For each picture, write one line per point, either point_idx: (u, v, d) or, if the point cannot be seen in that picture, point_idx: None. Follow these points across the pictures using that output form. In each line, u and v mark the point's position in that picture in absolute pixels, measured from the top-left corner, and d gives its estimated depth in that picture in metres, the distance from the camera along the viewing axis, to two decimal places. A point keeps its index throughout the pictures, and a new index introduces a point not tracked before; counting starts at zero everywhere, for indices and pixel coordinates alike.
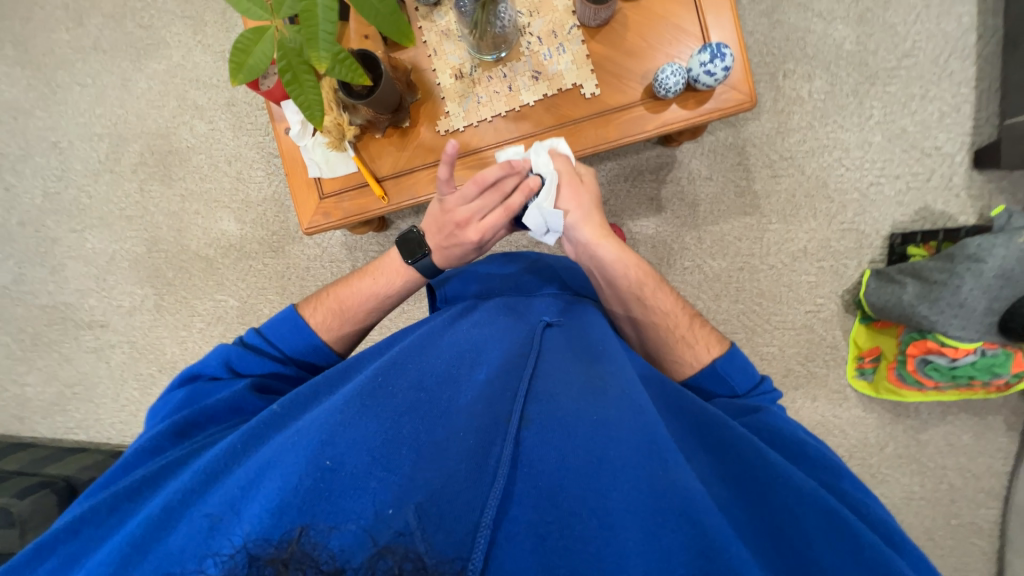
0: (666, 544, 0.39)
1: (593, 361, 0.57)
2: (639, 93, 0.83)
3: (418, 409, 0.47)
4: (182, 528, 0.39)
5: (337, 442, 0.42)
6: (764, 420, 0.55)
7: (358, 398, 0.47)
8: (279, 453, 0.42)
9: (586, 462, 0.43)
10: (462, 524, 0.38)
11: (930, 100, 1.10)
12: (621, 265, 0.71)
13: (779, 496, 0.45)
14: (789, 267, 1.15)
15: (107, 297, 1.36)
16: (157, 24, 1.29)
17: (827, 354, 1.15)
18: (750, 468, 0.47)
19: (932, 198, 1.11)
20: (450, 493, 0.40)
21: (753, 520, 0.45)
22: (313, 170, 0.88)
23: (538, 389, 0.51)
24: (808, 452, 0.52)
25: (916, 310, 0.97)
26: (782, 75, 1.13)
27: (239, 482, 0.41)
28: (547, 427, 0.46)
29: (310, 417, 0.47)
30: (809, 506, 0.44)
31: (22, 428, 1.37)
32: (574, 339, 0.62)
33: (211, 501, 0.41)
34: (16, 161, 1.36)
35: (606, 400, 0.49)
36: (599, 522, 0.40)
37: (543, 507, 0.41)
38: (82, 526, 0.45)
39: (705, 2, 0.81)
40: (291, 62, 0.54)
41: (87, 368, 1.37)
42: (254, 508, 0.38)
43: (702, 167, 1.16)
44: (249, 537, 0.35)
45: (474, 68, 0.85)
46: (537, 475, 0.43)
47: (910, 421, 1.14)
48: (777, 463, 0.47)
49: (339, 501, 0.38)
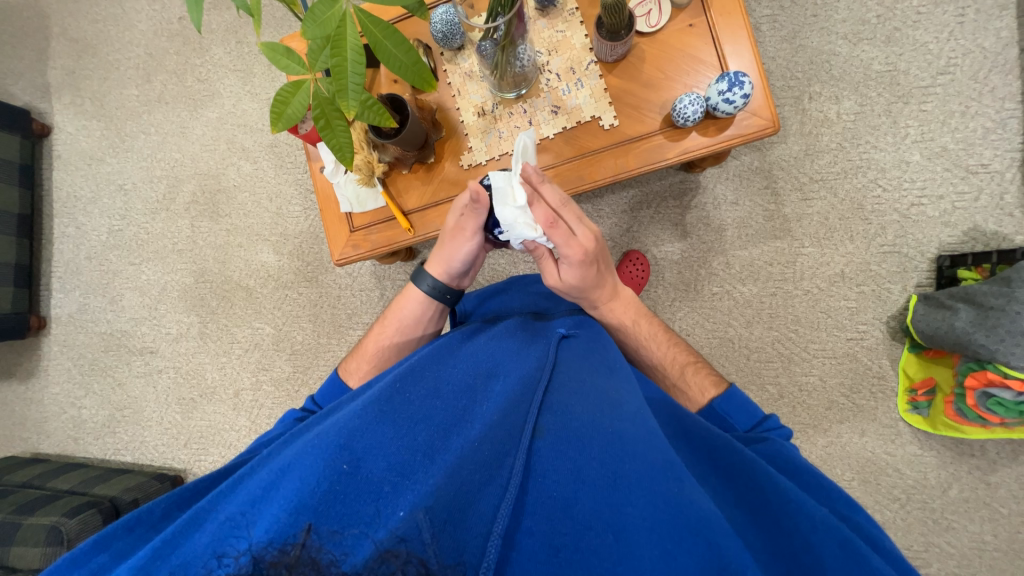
0: (683, 565, 0.36)
1: (609, 377, 0.56)
2: (657, 122, 0.84)
3: (433, 416, 0.47)
4: (205, 529, 0.39)
5: (354, 446, 0.42)
6: (776, 449, 0.52)
7: (376, 403, 0.47)
8: (301, 455, 0.42)
9: (601, 475, 0.41)
10: (473, 536, 0.37)
11: (971, 116, 1.05)
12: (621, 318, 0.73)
13: (790, 519, 0.41)
14: (826, 291, 1.10)
15: (157, 325, 1.45)
16: (212, 78, 1.43)
17: (874, 385, 1.08)
18: (758, 491, 0.45)
19: (982, 217, 1.04)
20: (462, 502, 0.39)
21: (763, 542, 0.41)
22: (345, 206, 0.93)
23: (552, 401, 0.50)
24: (823, 485, 0.48)
25: (972, 338, 0.89)
26: (807, 98, 1.11)
27: (260, 483, 0.41)
28: (563, 439, 0.45)
29: (331, 422, 0.47)
30: (824, 534, 0.40)
31: (77, 449, 1.46)
32: (590, 353, 0.62)
33: (236, 501, 0.40)
34: (87, 203, 1.51)
35: (621, 414, 0.48)
36: (615, 538, 0.37)
37: (557, 518, 0.39)
38: (137, 525, 0.44)
39: (721, 33, 0.82)
40: (325, 111, 0.58)
41: (136, 393, 1.45)
42: (273, 508, 0.37)
43: (727, 191, 1.14)
44: (267, 534, 0.34)
45: (496, 105, 0.89)
46: (552, 486, 0.41)
47: (976, 461, 1.03)
48: (783, 484, 0.44)
49: (352, 503, 0.37)
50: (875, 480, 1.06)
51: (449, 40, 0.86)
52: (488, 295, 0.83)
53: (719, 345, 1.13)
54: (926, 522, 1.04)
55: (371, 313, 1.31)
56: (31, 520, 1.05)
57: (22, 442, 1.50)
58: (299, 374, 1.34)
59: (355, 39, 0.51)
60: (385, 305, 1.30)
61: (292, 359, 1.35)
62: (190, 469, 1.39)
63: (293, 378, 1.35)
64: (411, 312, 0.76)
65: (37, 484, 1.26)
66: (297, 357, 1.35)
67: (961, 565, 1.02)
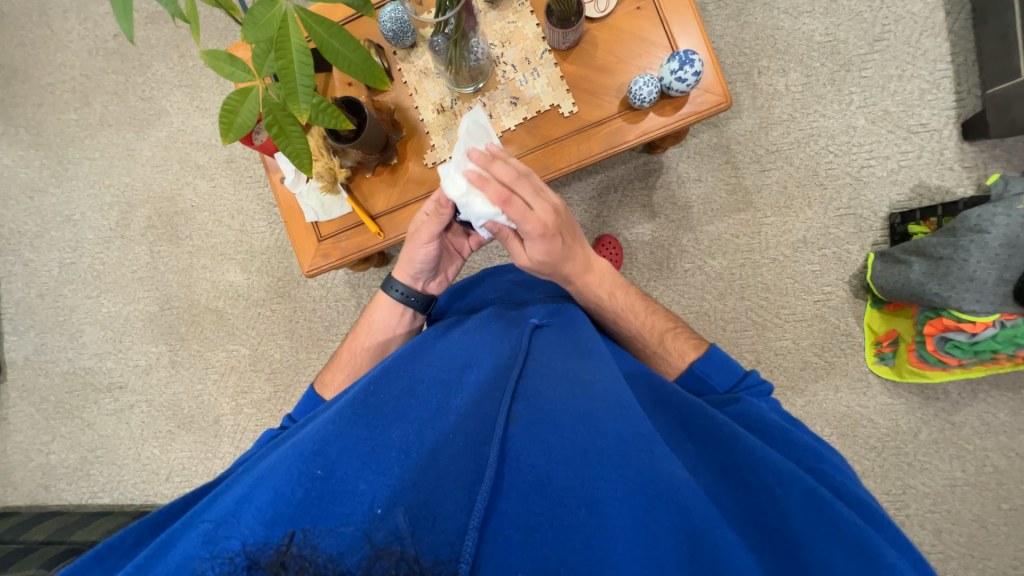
0: (654, 531, 0.37)
1: (583, 358, 0.57)
2: (615, 106, 0.85)
3: (408, 414, 0.46)
4: (177, 549, 0.37)
5: (328, 451, 0.41)
6: (747, 409, 0.53)
7: (351, 406, 0.47)
8: (274, 466, 0.41)
9: (574, 454, 0.41)
10: (448, 526, 0.36)
11: (908, 79, 1.11)
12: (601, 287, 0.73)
13: (757, 476, 0.43)
14: (791, 258, 1.14)
15: (124, 358, 1.39)
16: (157, 95, 1.37)
17: (843, 342, 1.13)
18: (728, 453, 0.46)
19: (926, 174, 1.10)
20: (439, 494, 0.39)
21: (735, 501, 0.43)
22: (310, 215, 0.91)
23: (526, 387, 0.50)
24: (790, 437, 0.50)
25: (926, 288, 0.95)
26: (756, 73, 1.15)
27: (234, 498, 0.40)
28: (537, 423, 0.45)
29: (305, 431, 0.46)
30: (788, 486, 0.42)
31: (49, 497, 1.39)
32: (563, 337, 0.63)
33: (210, 517, 0.39)
34: (33, 238, 1.43)
35: (594, 393, 0.48)
36: (587, 511, 0.38)
37: (533, 500, 0.39)
38: (107, 554, 0.42)
39: (669, 14, 0.84)
40: (276, 117, 0.57)
41: (108, 431, 1.39)
42: (248, 519, 0.37)
43: (689, 169, 1.17)
44: (244, 546, 0.34)
45: (454, 101, 0.89)
46: (526, 469, 0.41)
47: (941, 403, 1.10)
48: (751, 444, 0.45)
49: (328, 506, 0.37)
50: (852, 432, 1.11)
51: (401, 39, 0.85)
52: (465, 291, 0.82)
53: (695, 319, 1.16)
54: (902, 466, 1.10)
55: (349, 323, 1.28)
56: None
57: None
58: (281, 393, 1.31)
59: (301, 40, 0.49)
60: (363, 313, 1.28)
61: (272, 379, 1.32)
62: None
63: (275, 397, 1.31)
64: (383, 316, 0.76)
65: (9, 539, 1.19)
66: (276, 376, 1.31)
67: (936, 503, 1.08)
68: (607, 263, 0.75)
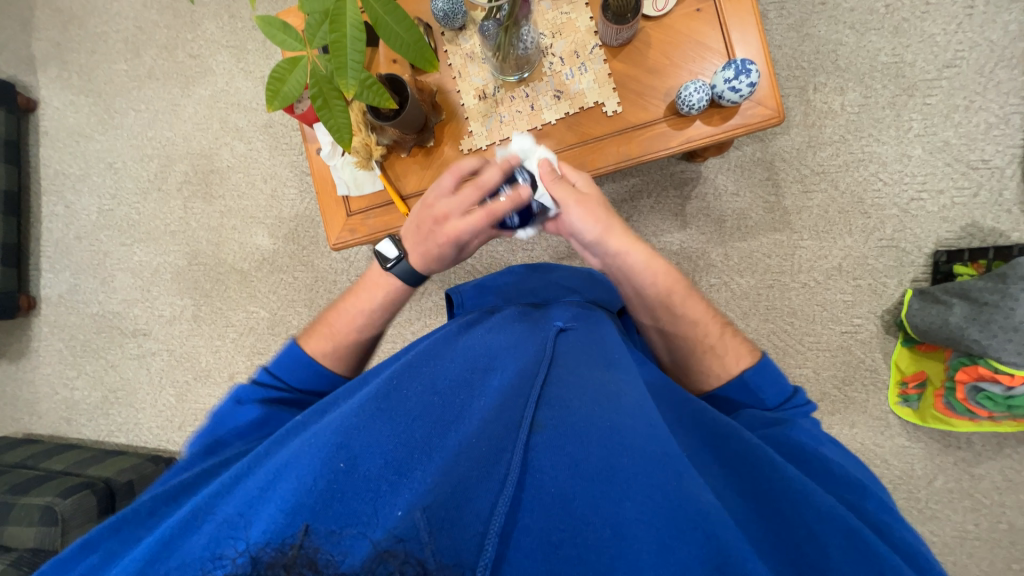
0: (682, 559, 0.36)
1: (607, 368, 0.56)
2: (661, 110, 0.83)
3: (430, 413, 0.47)
4: (202, 531, 0.38)
5: (351, 444, 0.42)
6: (784, 436, 0.52)
7: (373, 400, 0.47)
8: (298, 454, 0.42)
9: (598, 471, 0.41)
10: (470, 537, 0.37)
11: (975, 111, 1.04)
12: (648, 271, 0.69)
13: (795, 510, 0.42)
14: (822, 285, 1.10)
15: (150, 307, 1.44)
16: (205, 54, 1.39)
17: (866, 378, 1.09)
18: (763, 480, 0.45)
19: (980, 214, 1.04)
20: (460, 499, 0.39)
21: (767, 534, 0.42)
22: (342, 189, 0.91)
23: (549, 395, 0.50)
24: (832, 470, 0.48)
25: (965, 333, 0.90)
26: (812, 89, 1.10)
27: (258, 481, 0.41)
28: (560, 434, 0.45)
29: (328, 420, 0.47)
30: (828, 524, 0.40)
31: (70, 430, 1.46)
32: (588, 341, 0.63)
33: (235, 497, 0.41)
34: (76, 181, 1.47)
35: (619, 407, 0.48)
36: (612, 532, 0.38)
37: (556, 514, 0.39)
38: (123, 526, 0.44)
39: (729, 19, 0.81)
40: (322, 90, 0.57)
41: (129, 375, 1.45)
42: (270, 508, 0.37)
43: (728, 182, 1.14)
44: (264, 535, 0.34)
45: (497, 89, 0.87)
46: (550, 481, 0.41)
47: (962, 453, 1.06)
48: (793, 476, 0.44)
49: (351, 502, 0.38)
50: None
51: (450, 20, 0.84)
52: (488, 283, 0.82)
53: None
54: (911, 511, 1.07)
55: None
56: (26, 500, 1.06)
57: (14, 423, 1.49)
58: None
59: (354, 14, 0.48)
60: None
61: None
62: None
63: None
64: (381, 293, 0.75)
65: (30, 464, 1.25)
66: None
67: (942, 553, 1.05)
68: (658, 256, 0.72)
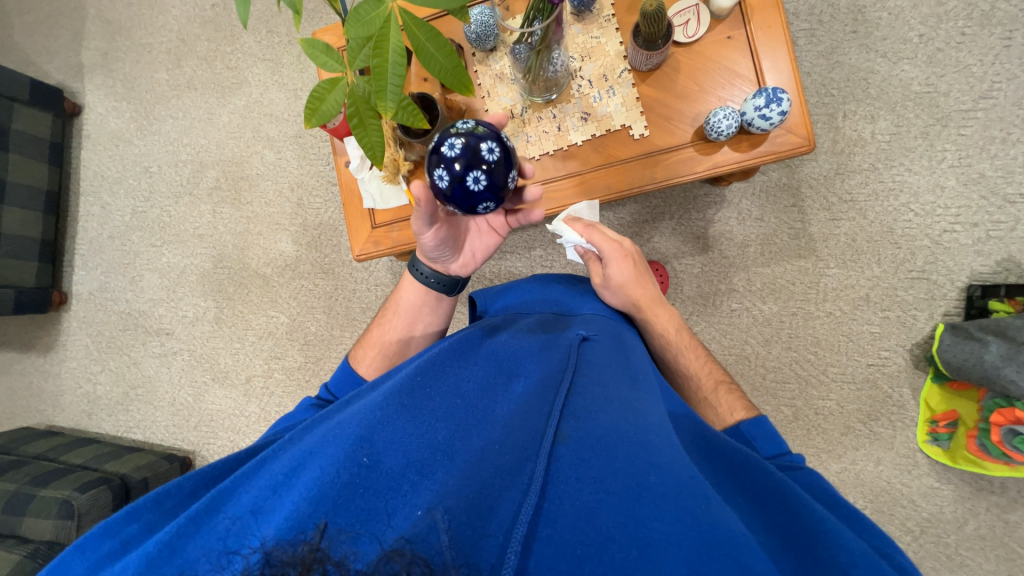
0: None
1: (634, 385, 0.57)
2: (689, 135, 0.83)
3: (453, 414, 0.47)
4: (230, 513, 0.40)
5: (374, 439, 0.43)
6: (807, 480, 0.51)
7: (397, 393, 0.48)
8: (323, 443, 0.43)
9: (624, 487, 0.41)
10: (490, 541, 0.38)
11: (1013, 143, 1.02)
12: (662, 327, 0.79)
13: (826, 549, 0.40)
14: (848, 315, 1.08)
15: (174, 307, 1.47)
16: (242, 66, 1.44)
17: (893, 413, 1.05)
18: (793, 517, 0.43)
19: (1017, 248, 1.01)
20: (480, 507, 0.39)
21: (796, 569, 0.40)
22: (368, 202, 0.93)
23: (574, 406, 0.50)
24: (860, 519, 0.47)
25: (1000, 372, 0.87)
26: (841, 116, 1.09)
27: (280, 469, 0.42)
28: (585, 446, 0.44)
29: (353, 410, 0.48)
30: (863, 568, 0.39)
31: (91, 423, 1.49)
32: (612, 354, 0.63)
33: (260, 485, 0.41)
34: (113, 183, 1.53)
35: (645, 424, 0.48)
36: (639, 553, 0.37)
37: (579, 529, 0.39)
38: (165, 500, 0.44)
39: (760, 47, 0.81)
40: (359, 109, 0.58)
41: (150, 372, 1.48)
42: (295, 495, 0.39)
43: (752, 207, 1.12)
44: (291, 524, 0.36)
45: (525, 109, 0.88)
46: (574, 495, 0.41)
47: (995, 498, 1.01)
48: (824, 516, 0.43)
49: (372, 499, 0.39)
50: (889, 510, 1.04)
51: (482, 41, 0.86)
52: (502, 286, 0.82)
53: (735, 362, 1.11)
54: (939, 556, 1.02)
55: None
56: (45, 493, 1.09)
57: (38, 413, 1.53)
58: (311, 365, 1.36)
59: (397, 40, 0.50)
60: None
61: (305, 349, 1.37)
62: (199, 451, 1.42)
63: (304, 368, 1.36)
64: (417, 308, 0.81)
65: (51, 457, 1.29)
66: (309, 348, 1.36)
67: None
68: (670, 309, 0.81)
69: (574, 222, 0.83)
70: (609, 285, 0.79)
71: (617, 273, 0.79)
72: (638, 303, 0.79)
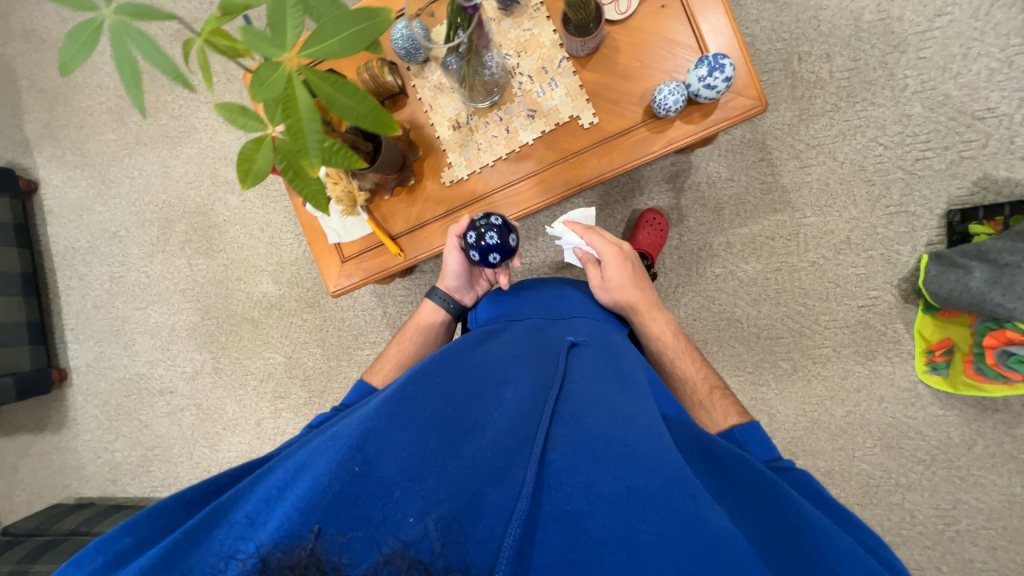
0: None
1: (622, 389, 0.58)
2: (639, 115, 0.81)
3: (445, 419, 0.47)
4: (220, 530, 0.40)
5: (367, 448, 0.41)
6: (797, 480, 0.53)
7: (389, 400, 0.48)
8: (313, 454, 0.43)
9: (615, 493, 0.42)
10: (481, 546, 0.39)
11: (975, 58, 0.98)
12: (657, 331, 0.81)
13: (814, 541, 0.42)
14: (832, 261, 1.07)
15: (173, 365, 1.48)
16: (186, 113, 1.41)
17: (889, 350, 1.06)
18: (784, 512, 0.45)
19: (992, 165, 0.99)
20: (473, 513, 0.40)
21: (785, 559, 0.41)
22: (333, 237, 0.92)
23: (563, 412, 0.51)
24: (851, 520, 0.49)
25: (987, 298, 0.86)
26: (796, 60, 1.05)
27: (277, 483, 0.42)
28: (576, 451, 0.46)
29: (344, 422, 0.47)
30: (849, 563, 0.40)
31: (117, 489, 1.53)
32: (600, 359, 0.65)
33: (251, 497, 0.41)
34: (85, 253, 1.52)
35: (635, 427, 0.49)
36: (628, 555, 0.39)
37: (569, 532, 0.41)
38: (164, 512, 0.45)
39: (696, 11, 0.78)
40: (290, 162, 0.54)
41: (163, 432, 1.50)
42: (283, 505, 0.38)
43: (721, 169, 1.10)
44: (278, 533, 0.35)
45: (470, 116, 0.86)
46: (565, 498, 0.43)
47: (1000, 415, 1.02)
48: (812, 511, 0.44)
49: (363, 505, 0.38)
50: (898, 444, 1.06)
51: (413, 56, 0.83)
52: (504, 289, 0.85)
53: (727, 326, 1.12)
54: (952, 479, 1.04)
55: (378, 332, 1.32)
56: None
57: (64, 488, 1.56)
58: (316, 398, 1.37)
59: (308, 98, 0.47)
60: (390, 322, 1.31)
61: (307, 385, 1.38)
62: None
63: (310, 402, 1.37)
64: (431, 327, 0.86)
65: (85, 530, 1.32)
66: (311, 382, 1.37)
67: (991, 519, 1.03)
68: (666, 315, 0.82)
69: (575, 227, 0.89)
70: (605, 286, 0.83)
71: (613, 274, 0.83)
72: (635, 305, 0.82)
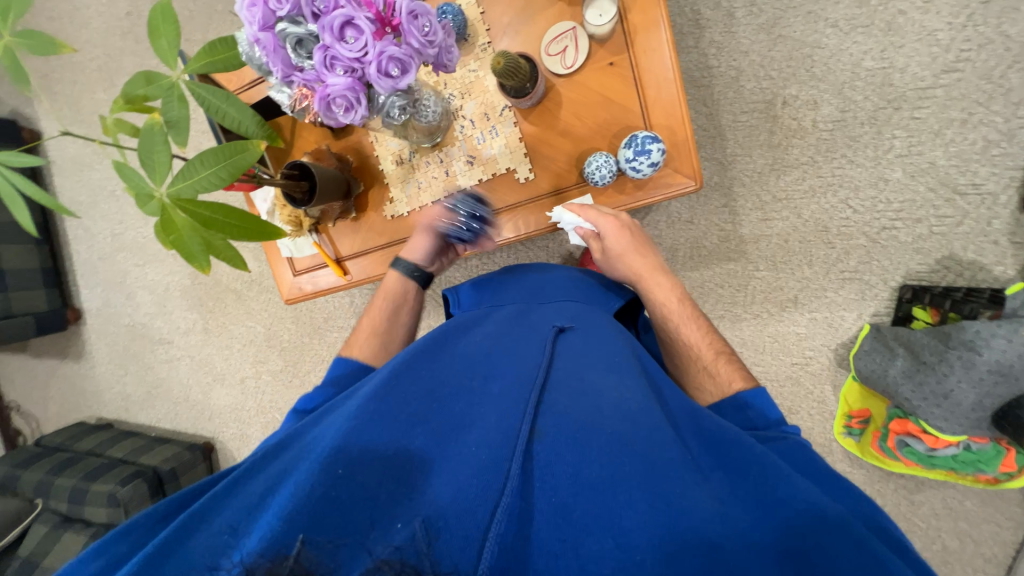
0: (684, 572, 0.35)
1: (610, 369, 0.55)
2: (574, 176, 0.80)
3: (426, 420, 0.46)
4: (204, 533, 0.39)
5: (350, 450, 0.42)
6: (792, 454, 0.49)
7: (369, 403, 0.48)
8: (296, 468, 0.43)
9: (600, 479, 0.40)
10: (466, 544, 0.37)
11: (973, 126, 0.90)
12: (662, 297, 0.72)
13: (800, 518, 0.39)
14: (775, 317, 1.07)
15: (169, 320, 1.64)
16: None
17: (812, 407, 1.09)
18: (771, 487, 0.42)
19: (961, 245, 0.94)
20: (458, 508, 0.39)
21: (776, 544, 0.39)
22: (285, 251, 0.98)
23: (549, 400, 0.48)
24: (841, 484, 0.45)
25: (898, 389, 0.88)
26: (780, 103, 0.98)
27: (258, 491, 0.43)
28: (561, 441, 0.43)
29: (323, 433, 0.47)
30: (838, 535, 0.38)
31: (129, 416, 1.77)
32: (591, 341, 0.60)
33: (235, 508, 0.41)
34: (88, 208, 1.62)
35: (621, 414, 0.46)
36: (615, 543, 0.37)
37: (557, 527, 0.38)
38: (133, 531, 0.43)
39: (644, 74, 0.73)
40: None
41: (164, 375, 1.69)
42: (267, 517, 0.38)
43: (682, 210, 1.08)
44: (258, 543, 0.35)
45: (413, 153, 0.86)
46: (552, 490, 0.40)
47: (902, 480, 1.07)
48: (801, 486, 0.42)
49: (347, 508, 0.38)
50: None
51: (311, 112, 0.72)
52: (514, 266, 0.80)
53: None
54: None
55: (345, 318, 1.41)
56: (96, 487, 1.35)
57: (86, 408, 1.82)
58: (291, 368, 1.51)
59: (184, 220, 0.49)
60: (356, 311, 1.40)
61: (283, 354, 1.51)
62: (215, 438, 1.66)
63: (286, 370, 1.52)
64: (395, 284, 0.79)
65: (100, 451, 1.56)
66: (287, 353, 1.51)
67: None
68: (669, 276, 0.74)
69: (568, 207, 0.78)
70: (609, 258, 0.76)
71: (615, 241, 0.75)
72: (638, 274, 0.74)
